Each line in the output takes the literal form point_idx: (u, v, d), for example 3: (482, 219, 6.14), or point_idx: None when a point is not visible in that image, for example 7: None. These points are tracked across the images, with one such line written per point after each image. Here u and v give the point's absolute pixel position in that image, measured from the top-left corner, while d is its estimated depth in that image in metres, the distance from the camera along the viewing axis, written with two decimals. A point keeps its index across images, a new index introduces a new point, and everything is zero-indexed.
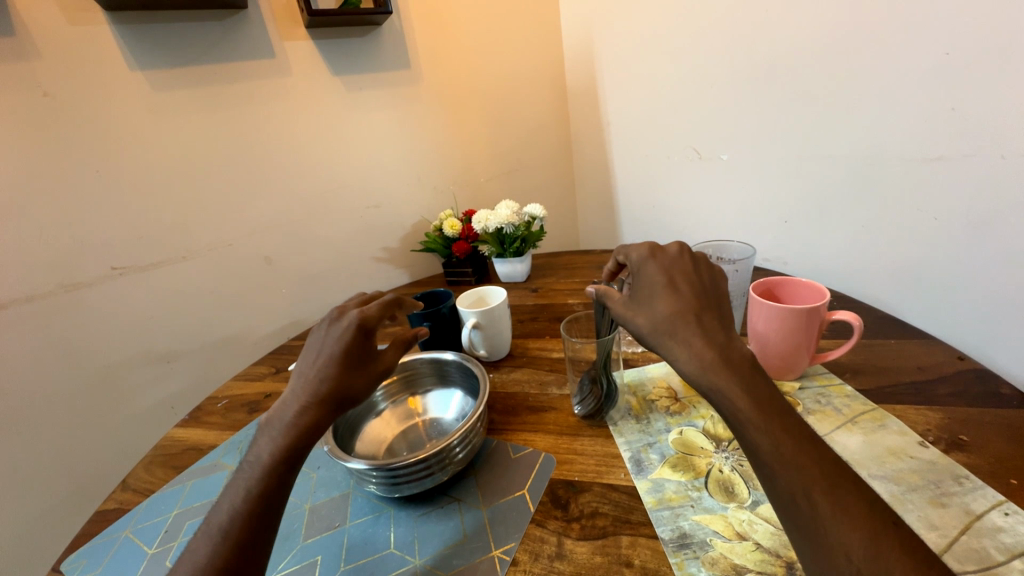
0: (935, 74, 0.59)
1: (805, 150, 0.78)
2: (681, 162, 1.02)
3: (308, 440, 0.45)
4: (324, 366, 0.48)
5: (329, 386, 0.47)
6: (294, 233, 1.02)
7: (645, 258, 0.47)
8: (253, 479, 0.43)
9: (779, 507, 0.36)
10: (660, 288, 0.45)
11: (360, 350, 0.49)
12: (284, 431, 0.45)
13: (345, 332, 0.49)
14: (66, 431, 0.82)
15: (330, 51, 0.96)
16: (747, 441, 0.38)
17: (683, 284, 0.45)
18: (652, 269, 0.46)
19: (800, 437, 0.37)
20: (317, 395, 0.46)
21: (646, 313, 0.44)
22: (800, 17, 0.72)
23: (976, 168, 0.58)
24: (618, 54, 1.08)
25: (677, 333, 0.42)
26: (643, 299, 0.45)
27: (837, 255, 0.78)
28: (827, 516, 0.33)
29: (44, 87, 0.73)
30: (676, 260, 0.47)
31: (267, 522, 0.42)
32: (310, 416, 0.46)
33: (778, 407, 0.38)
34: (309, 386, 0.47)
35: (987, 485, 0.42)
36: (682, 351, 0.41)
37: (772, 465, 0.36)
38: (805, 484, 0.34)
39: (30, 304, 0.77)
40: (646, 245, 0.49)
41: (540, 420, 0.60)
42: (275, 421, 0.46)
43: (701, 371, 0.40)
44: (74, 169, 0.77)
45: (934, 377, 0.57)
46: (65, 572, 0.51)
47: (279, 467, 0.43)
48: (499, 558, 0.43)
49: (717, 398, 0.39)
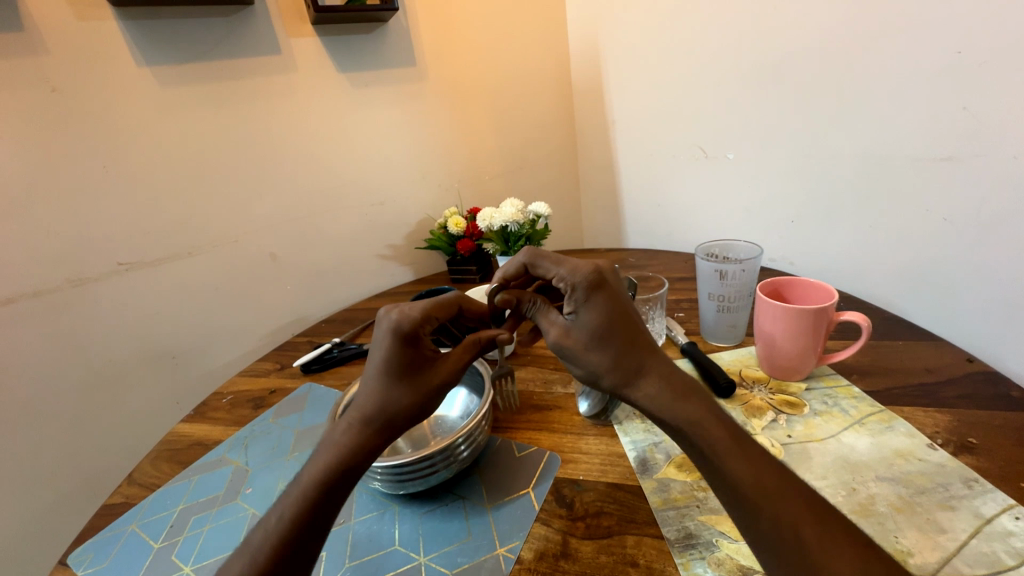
0: (946, 74, 0.58)
1: (813, 151, 0.77)
2: (687, 161, 1.02)
3: (353, 464, 0.43)
4: (374, 382, 0.45)
5: (382, 403, 0.45)
6: (299, 230, 1.02)
7: (587, 289, 0.43)
8: (298, 495, 0.42)
9: (763, 541, 0.36)
10: (609, 329, 0.43)
11: (405, 360, 0.45)
12: (332, 448, 0.44)
13: (385, 342, 0.45)
14: (72, 426, 0.83)
15: (336, 48, 0.96)
16: (726, 474, 0.38)
17: (630, 323, 0.44)
18: (598, 304, 0.43)
19: (776, 468, 0.38)
20: (372, 413, 0.45)
21: (600, 356, 0.44)
22: (809, 15, 0.72)
23: (987, 169, 0.57)
24: (623, 53, 1.07)
25: (642, 374, 0.43)
26: (597, 340, 0.44)
27: (845, 256, 0.78)
28: (816, 548, 0.34)
29: (52, 83, 0.73)
30: (614, 289, 0.44)
31: (311, 538, 0.41)
32: (357, 437, 0.44)
33: (748, 440, 0.40)
34: (363, 401, 0.45)
35: (997, 489, 0.42)
36: (648, 388, 0.43)
37: (753, 499, 0.37)
38: (790, 515, 0.36)
39: (37, 298, 0.77)
40: (588, 270, 0.44)
41: (545, 419, 0.60)
42: (330, 437, 0.45)
43: (672, 407, 0.42)
44: (80, 165, 0.77)
45: (942, 379, 0.56)
46: (71, 565, 0.51)
47: (320, 490, 0.42)
48: (503, 556, 0.43)
49: (691, 430, 0.41)
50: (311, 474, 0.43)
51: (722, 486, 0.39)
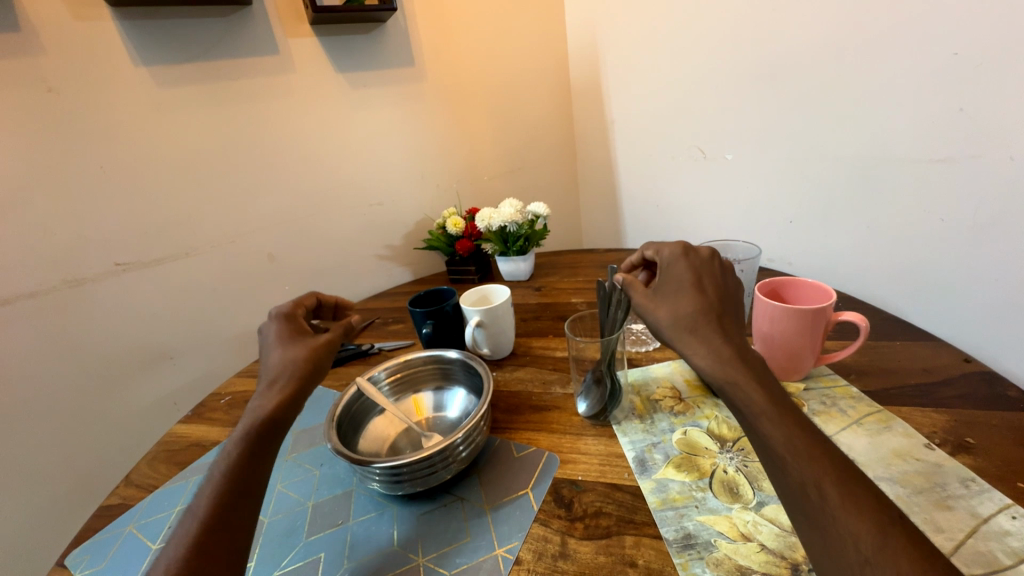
0: (943, 74, 0.59)
1: (810, 152, 0.78)
2: (684, 162, 1.02)
3: (283, 413, 0.48)
4: (275, 352, 0.53)
5: (287, 362, 0.52)
6: (297, 230, 1.02)
7: (676, 253, 0.49)
8: (224, 460, 0.44)
9: (791, 498, 0.35)
10: (686, 286, 0.46)
11: (290, 328, 0.56)
12: (257, 407, 0.48)
13: (272, 321, 0.57)
14: (69, 426, 0.82)
15: (334, 47, 0.96)
16: (759, 433, 0.38)
17: (707, 287, 0.46)
18: (682, 266, 0.47)
19: (810, 431, 0.37)
20: (277, 375, 0.51)
21: (667, 309, 0.46)
22: (807, 14, 0.72)
23: (983, 169, 0.57)
24: (622, 53, 1.07)
25: (699, 330, 0.43)
26: (668, 295, 0.46)
27: (842, 256, 0.78)
28: (837, 505, 0.33)
29: (48, 83, 0.73)
30: (705, 261, 0.48)
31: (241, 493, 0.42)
32: (283, 394, 0.49)
33: (790, 404, 0.39)
34: (268, 368, 0.52)
35: (994, 489, 0.42)
36: (700, 347, 0.42)
37: (784, 457, 0.36)
38: (816, 475, 0.34)
39: (33, 300, 0.77)
40: (680, 244, 0.50)
41: (544, 419, 0.60)
42: (247, 410, 0.48)
43: (718, 367, 0.41)
44: (76, 165, 0.77)
45: (939, 379, 0.56)
46: (68, 566, 0.51)
47: (255, 440, 0.46)
48: (501, 557, 0.43)
49: (732, 391, 0.40)
50: (236, 440, 0.46)
51: (760, 446, 0.38)
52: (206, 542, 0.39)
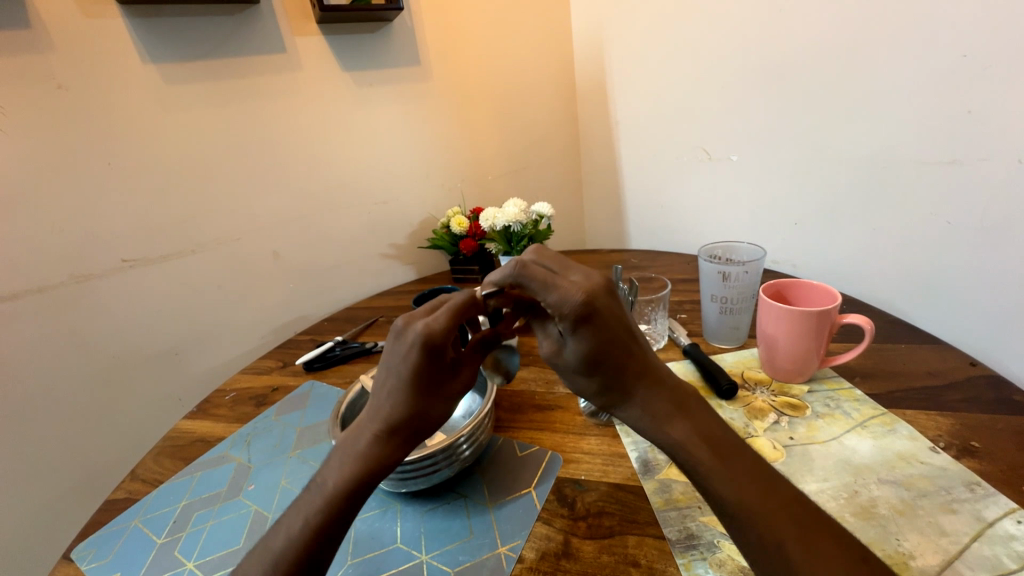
0: (952, 76, 0.59)
1: (816, 152, 0.77)
2: (689, 162, 1.02)
3: (381, 474, 0.42)
4: (398, 395, 0.43)
5: (405, 417, 0.43)
6: (302, 228, 1.03)
7: (576, 323, 0.39)
8: (316, 505, 0.41)
9: (752, 554, 0.35)
10: (599, 360, 0.40)
11: (432, 370, 0.43)
12: (363, 455, 0.42)
13: (411, 352, 0.42)
14: (76, 421, 0.83)
15: (340, 46, 0.96)
16: (710, 491, 0.37)
17: (625, 349, 0.41)
18: (591, 331, 0.39)
19: (757, 477, 0.37)
20: (391, 428, 0.43)
21: (586, 381, 0.42)
22: (816, 14, 0.71)
23: (992, 172, 0.57)
24: (626, 53, 1.07)
25: (633, 394, 0.41)
26: (582, 369, 0.42)
27: (847, 258, 0.78)
28: (798, 559, 0.33)
29: (58, 80, 0.74)
30: (609, 311, 0.40)
31: (324, 550, 0.40)
32: (383, 450, 0.43)
33: (732, 449, 0.39)
34: (384, 411, 0.43)
35: (999, 493, 0.42)
36: (632, 411, 0.41)
37: (735, 512, 0.36)
38: (774, 530, 0.34)
39: (41, 295, 0.77)
40: (572, 301, 0.39)
41: (547, 418, 0.61)
42: (349, 444, 0.43)
43: (656, 429, 0.40)
44: (84, 162, 0.78)
45: (944, 382, 0.56)
46: (74, 560, 0.51)
47: (342, 502, 0.41)
48: (505, 555, 0.44)
49: (673, 449, 0.39)
50: (332, 486, 0.41)
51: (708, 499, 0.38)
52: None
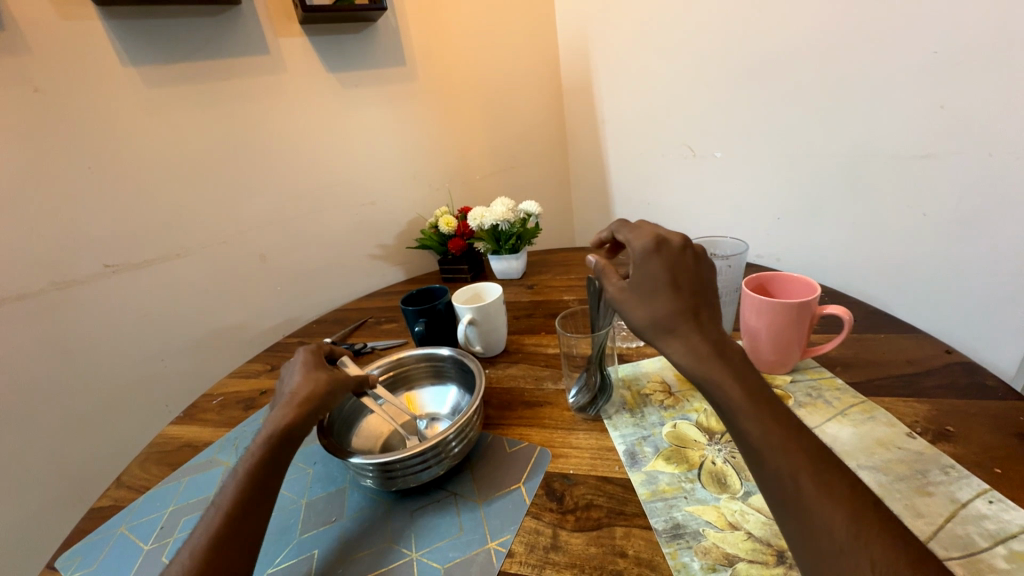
0: (925, 71, 0.60)
1: (796, 149, 0.79)
2: (674, 159, 1.02)
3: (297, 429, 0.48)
4: (297, 376, 0.53)
5: (309, 382, 0.52)
6: (289, 231, 1.02)
7: (650, 250, 0.44)
8: (248, 461, 0.46)
9: (767, 490, 0.36)
10: (664, 285, 0.43)
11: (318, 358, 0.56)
12: (274, 420, 0.48)
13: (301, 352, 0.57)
14: (61, 428, 0.82)
15: (324, 46, 0.96)
16: (737, 428, 0.37)
17: (691, 285, 0.43)
18: (657, 262, 0.43)
19: (787, 424, 0.37)
20: (299, 393, 0.50)
21: (645, 309, 0.43)
22: (793, 13, 0.73)
23: (964, 163, 0.59)
24: (610, 51, 1.08)
25: (685, 329, 0.41)
26: (643, 294, 0.43)
27: (827, 252, 0.79)
28: (811, 495, 0.33)
29: (35, 83, 0.73)
30: (680, 254, 0.44)
31: (259, 498, 0.44)
32: (297, 413, 0.49)
33: (767, 395, 0.39)
34: (292, 389, 0.51)
35: (972, 475, 0.43)
36: (678, 345, 0.41)
37: (761, 451, 0.36)
38: (793, 468, 0.35)
39: (22, 302, 0.76)
40: (651, 236, 0.45)
41: (536, 415, 0.61)
42: (266, 422, 0.49)
43: (698, 364, 0.40)
44: (64, 166, 0.76)
45: (921, 370, 0.57)
46: (59, 569, 0.51)
47: (268, 456, 0.46)
48: (494, 550, 0.44)
49: (711, 391, 0.39)
50: (257, 446, 0.46)
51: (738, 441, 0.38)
52: (229, 544, 0.40)
